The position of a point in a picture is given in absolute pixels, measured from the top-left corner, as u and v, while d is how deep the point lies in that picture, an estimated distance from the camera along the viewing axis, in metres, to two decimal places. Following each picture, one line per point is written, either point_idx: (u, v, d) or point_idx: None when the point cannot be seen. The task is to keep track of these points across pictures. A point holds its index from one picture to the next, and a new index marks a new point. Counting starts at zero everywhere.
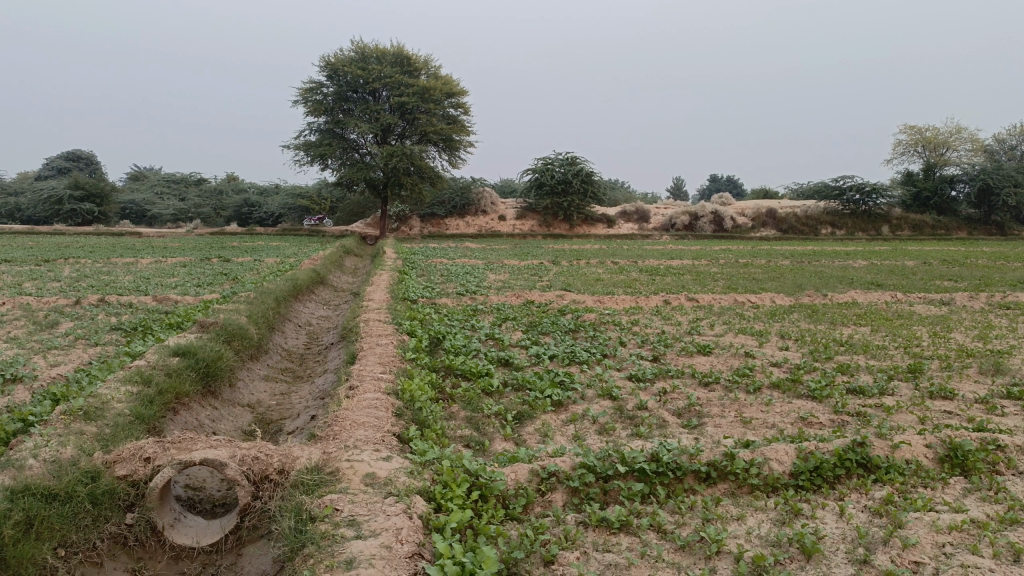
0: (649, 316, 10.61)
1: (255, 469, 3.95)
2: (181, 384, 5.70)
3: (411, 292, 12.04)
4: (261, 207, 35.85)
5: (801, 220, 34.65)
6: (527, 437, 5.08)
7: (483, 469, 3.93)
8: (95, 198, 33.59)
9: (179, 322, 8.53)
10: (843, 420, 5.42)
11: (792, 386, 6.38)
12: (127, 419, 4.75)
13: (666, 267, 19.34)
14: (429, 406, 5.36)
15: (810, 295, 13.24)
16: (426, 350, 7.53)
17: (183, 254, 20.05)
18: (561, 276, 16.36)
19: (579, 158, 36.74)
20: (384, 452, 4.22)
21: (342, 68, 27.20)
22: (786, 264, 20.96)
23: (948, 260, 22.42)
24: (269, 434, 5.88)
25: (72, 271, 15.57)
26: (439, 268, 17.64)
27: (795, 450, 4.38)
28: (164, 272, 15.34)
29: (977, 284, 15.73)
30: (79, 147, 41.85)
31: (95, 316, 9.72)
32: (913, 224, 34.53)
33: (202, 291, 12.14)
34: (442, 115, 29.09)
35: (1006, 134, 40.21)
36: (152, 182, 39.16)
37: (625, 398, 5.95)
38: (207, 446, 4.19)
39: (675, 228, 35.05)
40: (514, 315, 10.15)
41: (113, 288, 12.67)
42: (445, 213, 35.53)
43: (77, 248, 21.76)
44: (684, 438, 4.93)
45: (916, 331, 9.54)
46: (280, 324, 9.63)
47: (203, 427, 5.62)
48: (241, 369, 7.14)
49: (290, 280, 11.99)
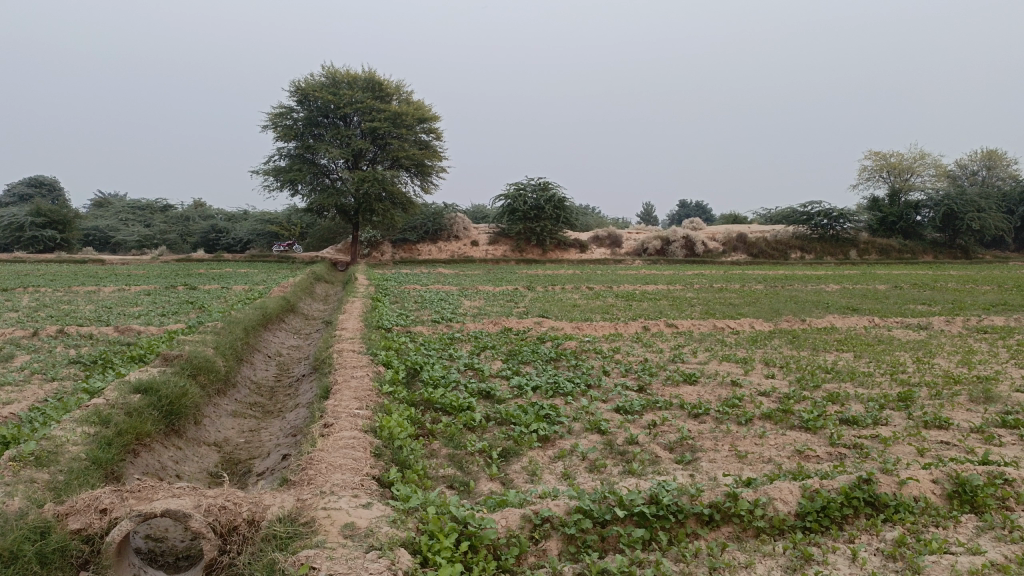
0: (629, 343, 10.39)
1: (223, 520, 3.62)
2: (142, 423, 5.33)
3: (385, 320, 11.72)
4: (229, 233, 35.28)
5: (771, 244, 34.92)
6: (514, 476, 4.80)
7: (472, 516, 3.63)
8: (57, 225, 32.81)
9: (141, 355, 8.12)
10: (841, 454, 5.22)
11: (784, 416, 6.19)
12: (83, 463, 4.37)
13: (641, 293, 19.23)
14: (409, 444, 5.06)
15: (788, 320, 13.17)
16: (403, 381, 7.22)
17: (148, 282, 19.50)
18: (537, 303, 16.14)
19: (551, 183, 36.74)
20: (364, 498, 3.91)
21: (313, 93, 26.96)
22: (760, 288, 20.99)
23: (918, 284, 22.62)
24: (237, 477, 5.52)
25: (31, 300, 15.01)
26: (412, 294, 17.32)
27: (799, 488, 4.15)
28: (126, 301, 14.83)
29: (950, 308, 15.78)
30: (42, 173, 40.96)
31: (53, 348, 9.26)
32: (879, 248, 35.01)
33: (167, 321, 11.68)
34: (414, 140, 28.89)
35: (968, 159, 41.07)
36: (117, 208, 38.35)
37: (614, 432, 5.69)
38: (170, 495, 3.84)
39: (647, 253, 35.12)
40: (493, 343, 9.87)
41: (73, 318, 12.15)
42: (417, 238, 35.24)
43: (37, 276, 21.08)
44: (679, 475, 4.69)
45: (899, 357, 9.44)
46: (249, 355, 9.24)
47: (166, 470, 5.25)
48: (207, 405, 6.77)
49: (259, 308, 11.60)
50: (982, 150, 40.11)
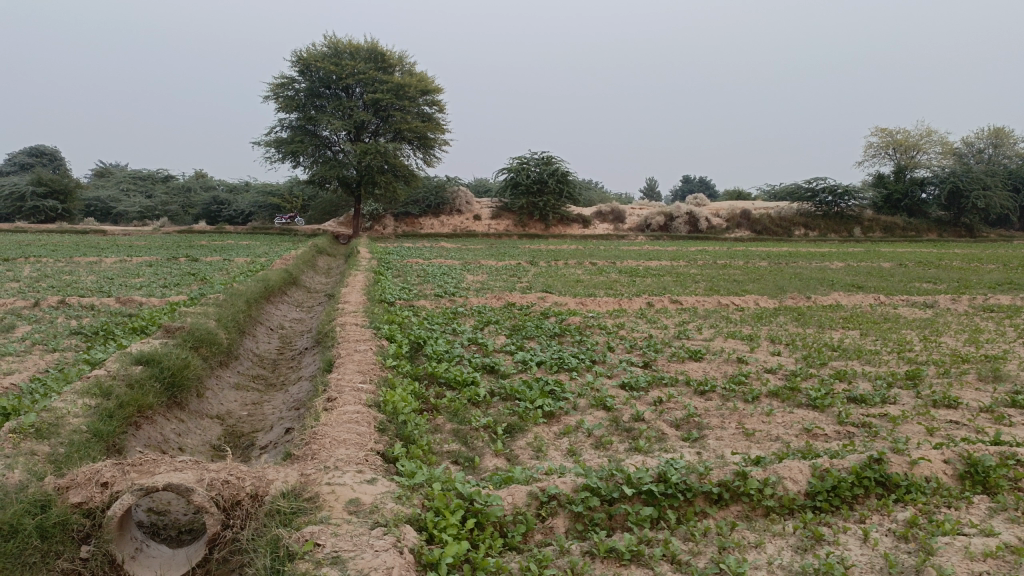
0: (634, 319, 10.32)
1: (225, 494, 3.58)
2: (144, 396, 5.28)
3: (388, 294, 11.64)
4: (230, 205, 35.14)
5: (775, 221, 34.74)
6: (519, 452, 4.75)
7: (478, 493, 3.58)
8: (58, 195, 32.66)
9: (143, 326, 8.06)
10: (849, 433, 5.16)
11: (791, 394, 6.13)
12: (84, 436, 4.32)
13: (645, 269, 19.13)
14: (414, 419, 5.01)
15: (793, 297, 13.09)
16: (407, 356, 7.17)
17: (150, 254, 19.41)
18: (540, 278, 16.06)
19: (555, 157, 36.48)
20: (368, 474, 3.86)
21: (315, 63, 26.68)
22: (764, 265, 20.89)
23: (923, 262, 22.49)
24: (240, 450, 5.48)
25: (32, 271, 14.94)
26: (415, 268, 17.23)
27: (809, 468, 4.10)
28: (128, 272, 14.76)
29: (955, 286, 15.69)
30: (42, 143, 40.73)
31: (54, 319, 9.20)
32: (884, 225, 34.81)
33: (169, 293, 11.62)
34: (417, 112, 28.61)
35: (975, 137, 40.68)
36: (118, 179, 38.19)
37: (620, 409, 5.64)
38: (172, 468, 3.79)
39: (650, 229, 34.95)
40: (497, 318, 9.81)
41: (74, 289, 12.08)
42: (419, 212, 35.10)
43: (38, 247, 20.98)
44: (686, 453, 4.65)
45: (905, 335, 9.36)
46: (251, 328, 9.18)
47: (168, 443, 5.20)
48: (210, 377, 6.72)
49: (261, 280, 11.53)
50: (989, 128, 39.71)
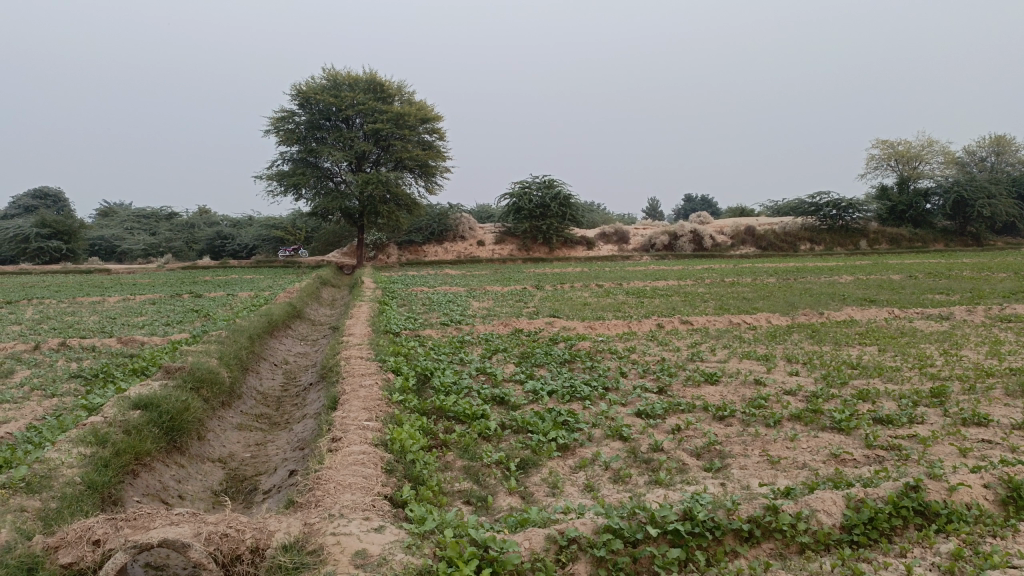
0: (645, 342, 10.09)
1: (224, 549, 3.36)
2: (141, 442, 5.08)
3: (393, 324, 11.46)
4: (234, 239, 35.11)
5: (780, 237, 34.54)
6: (534, 489, 4.53)
7: (492, 539, 3.35)
8: (63, 236, 32.64)
9: (143, 367, 7.88)
10: (879, 457, 4.93)
11: (814, 417, 5.89)
12: (77, 489, 4.11)
13: (652, 289, 18.92)
14: (422, 458, 4.80)
15: (806, 313, 12.86)
16: (414, 390, 6.95)
17: (153, 291, 19.29)
18: (547, 302, 15.83)
19: (556, 180, 36.41)
20: (375, 521, 3.64)
21: (314, 96, 26.75)
22: (772, 281, 20.69)
23: (933, 273, 22.25)
24: (243, 496, 5.26)
25: (35, 313, 14.83)
26: (420, 297, 17.06)
27: (842, 498, 3.85)
28: (130, 311, 14.62)
29: (969, 297, 15.42)
30: (46, 184, 40.86)
31: (54, 362, 9.02)
32: (890, 237, 34.58)
33: (171, 331, 11.45)
34: (417, 141, 28.62)
35: (976, 146, 40.55)
36: (122, 218, 38.25)
37: (637, 439, 5.41)
38: (168, 523, 3.58)
39: (655, 248, 34.76)
40: (505, 346, 9.60)
41: (76, 331, 11.92)
42: (422, 240, 35.00)
43: (42, 288, 20.91)
44: (710, 486, 4.43)
45: (924, 349, 9.10)
46: (254, 364, 8.99)
47: (168, 490, 4.99)
48: (212, 419, 6.52)
49: (264, 315, 11.36)
50: (990, 136, 39.58)
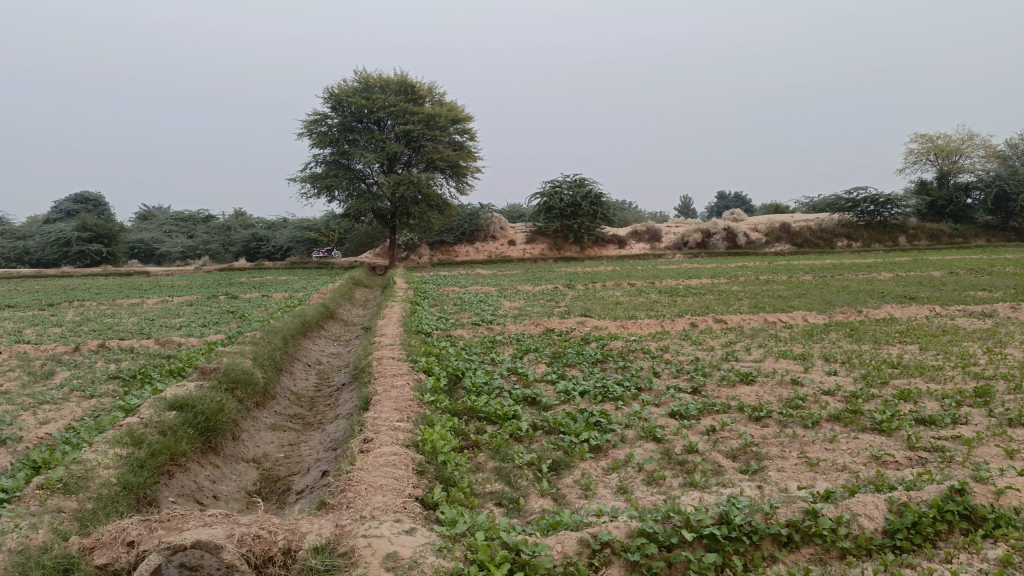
0: (678, 341, 9.97)
1: (256, 551, 3.36)
2: (177, 443, 5.13)
3: (424, 324, 11.47)
4: (269, 241, 35.55)
5: (816, 233, 33.99)
6: (567, 491, 4.48)
7: (524, 543, 3.31)
8: (103, 239, 33.33)
9: (180, 368, 7.98)
10: (922, 459, 4.79)
11: (853, 418, 5.75)
12: (113, 489, 4.15)
13: (685, 288, 18.72)
14: (454, 459, 4.78)
15: (844, 311, 12.62)
16: (445, 390, 6.93)
17: (190, 293, 19.59)
18: (579, 301, 15.75)
19: (588, 179, 36.24)
20: (406, 523, 3.62)
21: (346, 98, 26.97)
22: (808, 279, 20.36)
23: (975, 269, 21.72)
24: (277, 496, 5.28)
25: (76, 315, 15.14)
26: (452, 297, 17.09)
27: (885, 502, 3.74)
28: (168, 313, 14.85)
29: (1013, 294, 15.00)
30: (87, 190, 41.78)
31: (93, 364, 9.18)
32: (930, 233, 33.83)
33: (207, 332, 11.60)
34: (448, 141, 28.69)
35: (1019, 138, 39.51)
36: (160, 221, 38.95)
37: (671, 440, 5.32)
38: (201, 524, 3.60)
39: (688, 246, 34.43)
40: (537, 345, 9.55)
41: (115, 332, 12.14)
42: (454, 240, 35.09)
43: (83, 291, 21.35)
44: (746, 488, 4.34)
45: (967, 348, 8.86)
46: (288, 365, 9.06)
47: (203, 491, 5.02)
48: (246, 419, 6.57)
49: (298, 316, 11.46)
50: None
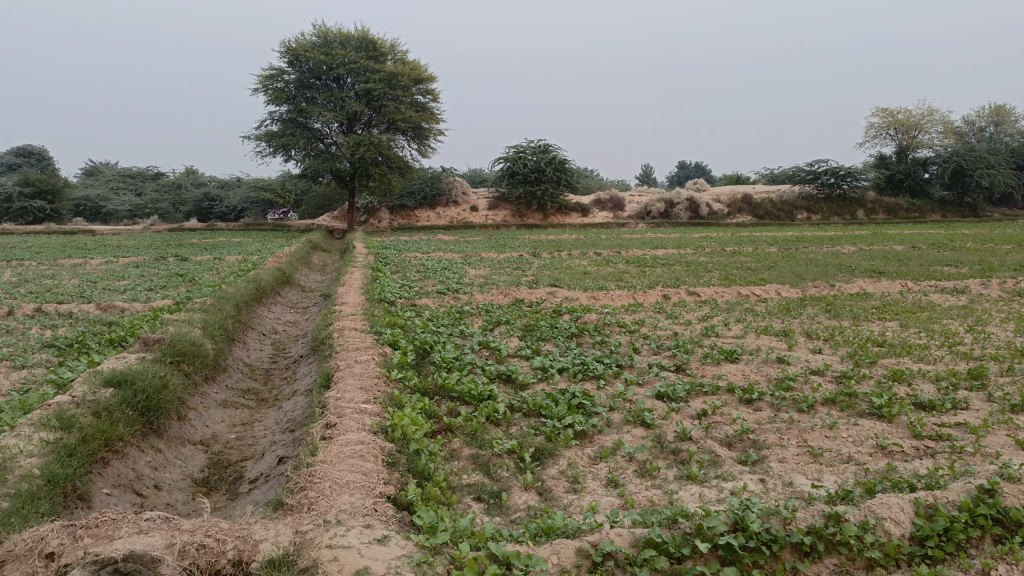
0: (652, 314, 9.58)
1: (202, 564, 2.87)
2: (113, 427, 4.55)
3: (388, 292, 10.88)
4: (222, 201, 34.27)
5: (777, 205, 34.07)
6: (553, 485, 4.06)
7: (516, 555, 2.87)
8: (46, 195, 31.78)
9: (122, 338, 7.32)
10: (931, 449, 4.48)
11: (850, 402, 5.42)
12: (35, 483, 3.61)
13: (652, 257, 18.43)
14: (427, 448, 4.31)
15: (817, 285, 12.39)
16: (413, 365, 6.44)
17: (138, 254, 18.62)
18: (545, 270, 15.28)
19: (552, 145, 35.59)
20: (377, 530, 3.15)
21: (304, 54, 25.88)
22: (774, 251, 20.21)
23: (936, 243, 21.79)
24: (228, 485, 4.77)
25: (14, 275, 14.19)
26: (414, 263, 16.50)
27: (910, 504, 3.39)
28: (113, 275, 13.96)
29: (978, 270, 14.98)
30: (29, 143, 39.75)
31: (27, 329, 8.43)
32: (887, 208, 34.10)
33: (154, 297, 10.85)
34: (410, 102, 27.73)
35: (975, 115, 39.91)
36: (107, 178, 37.23)
37: (661, 425, 4.93)
38: (135, 532, 3.07)
39: (650, 216, 34.19)
40: (507, 317, 9.07)
41: (54, 295, 11.30)
42: (414, 204, 34.28)
43: (23, 249, 20.15)
44: (750, 482, 3.97)
45: (949, 326, 8.63)
46: (241, 335, 8.46)
47: (142, 480, 4.47)
48: (193, 397, 5.98)
49: (252, 281, 10.81)
50: (990, 106, 38.96)
